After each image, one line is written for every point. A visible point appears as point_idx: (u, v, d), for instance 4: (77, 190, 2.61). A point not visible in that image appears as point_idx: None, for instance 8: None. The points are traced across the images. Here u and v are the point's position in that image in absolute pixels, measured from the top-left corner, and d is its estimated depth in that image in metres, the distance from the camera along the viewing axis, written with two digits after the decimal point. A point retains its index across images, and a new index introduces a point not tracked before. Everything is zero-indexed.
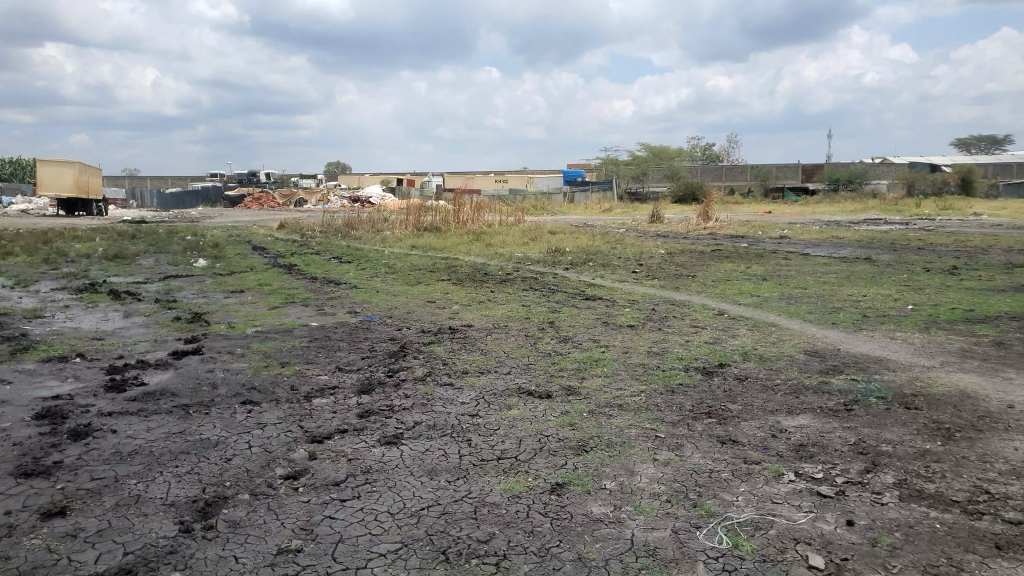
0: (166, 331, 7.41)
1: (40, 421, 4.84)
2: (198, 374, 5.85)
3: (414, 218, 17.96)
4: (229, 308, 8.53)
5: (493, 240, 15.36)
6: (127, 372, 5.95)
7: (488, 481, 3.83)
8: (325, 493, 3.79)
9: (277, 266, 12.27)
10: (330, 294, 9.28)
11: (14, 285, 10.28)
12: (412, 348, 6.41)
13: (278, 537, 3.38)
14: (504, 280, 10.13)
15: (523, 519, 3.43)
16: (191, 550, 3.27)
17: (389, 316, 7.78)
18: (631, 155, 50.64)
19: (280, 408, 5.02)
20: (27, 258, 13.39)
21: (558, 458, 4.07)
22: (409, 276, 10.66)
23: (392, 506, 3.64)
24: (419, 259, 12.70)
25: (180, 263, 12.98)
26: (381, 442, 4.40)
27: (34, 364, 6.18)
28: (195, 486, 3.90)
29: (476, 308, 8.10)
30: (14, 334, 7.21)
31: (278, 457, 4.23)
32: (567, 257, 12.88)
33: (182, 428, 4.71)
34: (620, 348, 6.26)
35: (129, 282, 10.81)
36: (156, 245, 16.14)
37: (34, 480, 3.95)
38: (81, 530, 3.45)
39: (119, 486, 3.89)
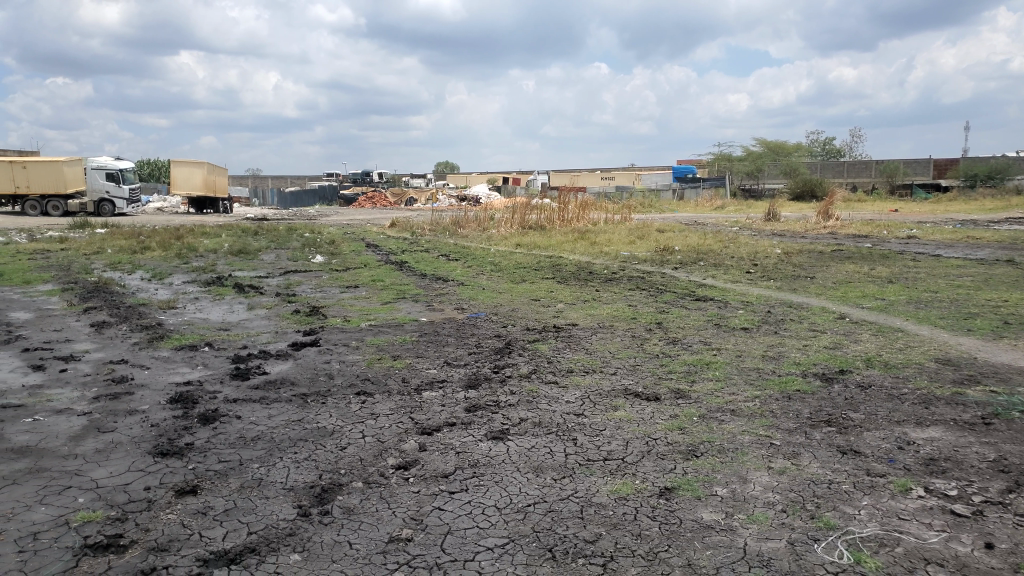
0: (285, 324, 7.77)
1: (174, 404, 5.19)
2: (316, 365, 6.10)
3: (520, 216, 18.00)
4: (344, 302, 8.87)
5: (599, 238, 15.23)
6: (251, 362, 6.28)
7: (594, 481, 3.81)
8: (434, 485, 3.87)
9: (389, 263, 12.66)
10: (437, 291, 9.44)
11: (152, 278, 11.08)
12: (517, 346, 6.44)
13: (390, 525, 3.47)
14: (611, 279, 10.03)
15: (631, 522, 3.38)
16: (309, 533, 3.42)
17: (495, 313, 7.85)
18: (744, 150, 48.97)
19: (391, 400, 5.16)
20: (163, 254, 14.35)
21: (666, 461, 3.99)
22: (516, 274, 10.75)
23: (499, 501, 3.67)
24: (525, 257, 12.78)
25: (298, 259, 13.57)
26: (488, 437, 4.45)
27: (169, 351, 6.63)
28: (313, 472, 4.07)
29: (582, 307, 8.06)
30: (151, 324, 7.76)
31: (389, 447, 4.35)
32: (676, 257, 12.58)
33: (301, 416, 4.93)
34: (733, 352, 6.06)
35: (253, 276, 11.41)
36: (277, 241, 16.93)
37: (169, 459, 4.24)
38: (211, 508, 3.67)
39: (244, 469, 4.12)
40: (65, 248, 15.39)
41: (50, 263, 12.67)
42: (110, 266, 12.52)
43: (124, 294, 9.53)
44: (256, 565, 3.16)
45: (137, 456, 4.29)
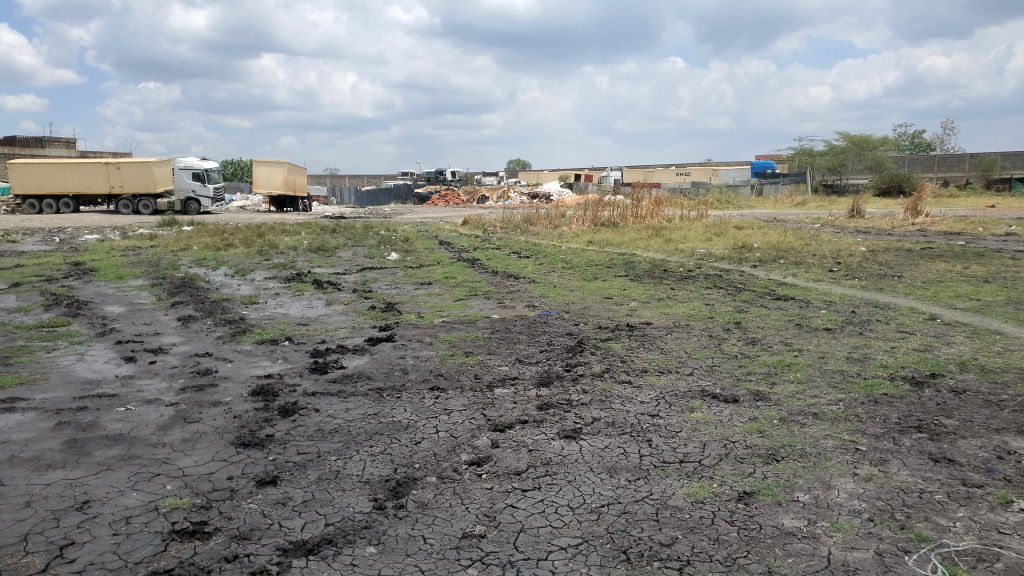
0: (361, 319, 7.92)
1: (255, 396, 5.36)
2: (391, 360, 6.19)
3: (592, 213, 17.90)
4: (418, 299, 8.99)
5: (673, 235, 14.99)
6: (329, 356, 6.43)
7: (670, 484, 3.73)
8: (507, 482, 3.87)
9: (461, 260, 12.77)
10: (510, 288, 9.47)
11: (235, 274, 11.49)
12: (589, 344, 6.39)
13: (463, 521, 3.48)
14: (686, 277, 9.85)
15: (709, 526, 3.30)
16: (384, 526, 3.47)
17: (567, 311, 7.81)
18: (826, 144, 47.32)
19: (464, 395, 5.19)
20: (246, 250, 14.86)
21: (745, 465, 3.88)
22: (589, 271, 10.68)
23: (571, 501, 3.64)
24: (597, 254, 12.69)
25: (374, 256, 13.84)
26: (560, 435, 4.42)
27: (251, 345, 6.85)
28: (388, 466, 4.12)
29: (656, 305, 7.94)
30: (235, 318, 8.04)
31: (462, 443, 4.38)
32: (755, 254, 12.24)
33: (377, 410, 5.01)
34: (815, 353, 5.86)
35: (330, 272, 11.70)
36: (353, 239, 17.31)
37: (251, 450, 4.38)
38: (290, 499, 3.76)
39: (322, 461, 4.21)
40: (155, 244, 16.13)
41: (142, 260, 13.28)
42: (196, 262, 13.04)
43: (210, 289, 9.90)
44: (333, 556, 3.22)
45: (221, 446, 4.44)
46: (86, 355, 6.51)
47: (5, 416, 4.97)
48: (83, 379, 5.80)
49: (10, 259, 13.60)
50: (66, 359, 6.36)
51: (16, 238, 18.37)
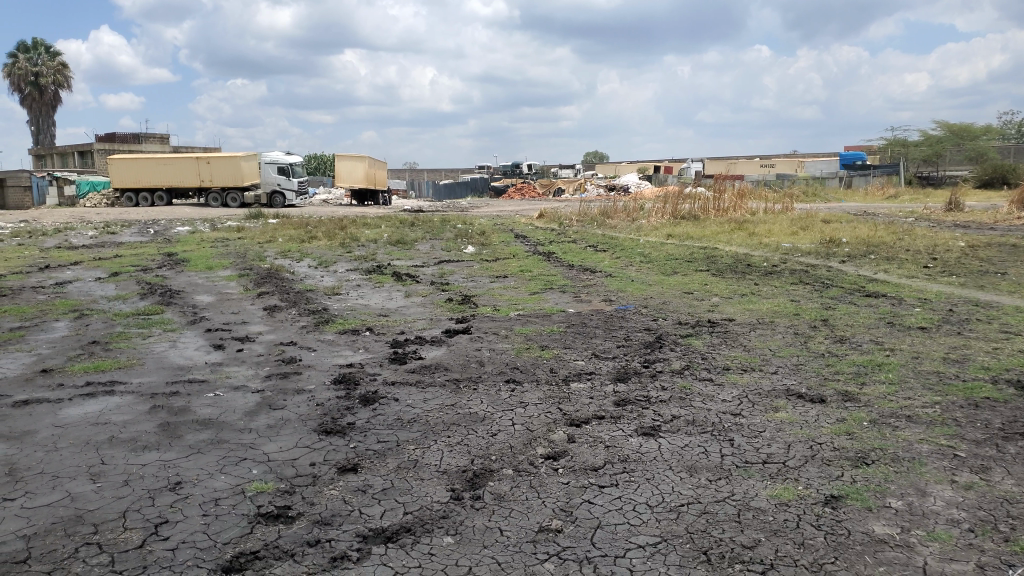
0: (439, 311, 8.01)
1: (337, 385, 5.49)
2: (468, 351, 6.24)
3: (672, 206, 17.59)
4: (494, 292, 9.01)
5: (757, 229, 14.55)
6: (408, 347, 6.51)
7: (753, 485, 3.62)
8: (584, 477, 3.83)
9: (538, 253, 12.75)
10: (587, 282, 9.39)
11: (318, 266, 11.80)
12: (668, 340, 6.26)
13: (540, 515, 3.47)
14: (771, 272, 9.56)
15: (793, 530, 3.18)
16: (462, 517, 3.49)
17: (645, 306, 7.68)
18: (920, 134, 45.08)
19: (540, 389, 5.18)
20: (329, 243, 15.25)
21: (832, 468, 3.73)
22: (668, 265, 10.49)
23: (650, 499, 3.58)
24: (677, 248, 12.46)
25: (451, 249, 13.98)
26: (638, 432, 4.35)
27: (333, 335, 7.02)
28: (464, 456, 4.15)
29: (738, 301, 7.72)
30: (317, 308, 8.26)
31: (538, 437, 4.36)
32: (844, 249, 11.78)
33: (454, 401, 5.05)
34: (908, 353, 5.58)
35: (409, 265, 11.87)
36: (432, 232, 17.56)
37: (333, 437, 4.48)
38: (370, 486, 3.84)
39: (400, 450, 4.27)
40: (243, 236, 16.77)
41: (230, 251, 13.80)
42: (281, 253, 13.46)
43: (293, 280, 10.20)
44: (412, 544, 3.26)
45: (304, 433, 4.56)
46: (178, 342, 6.79)
47: (104, 399, 5.25)
48: (175, 365, 6.06)
49: (109, 249, 14.35)
50: (160, 346, 6.66)
51: (116, 230, 19.35)
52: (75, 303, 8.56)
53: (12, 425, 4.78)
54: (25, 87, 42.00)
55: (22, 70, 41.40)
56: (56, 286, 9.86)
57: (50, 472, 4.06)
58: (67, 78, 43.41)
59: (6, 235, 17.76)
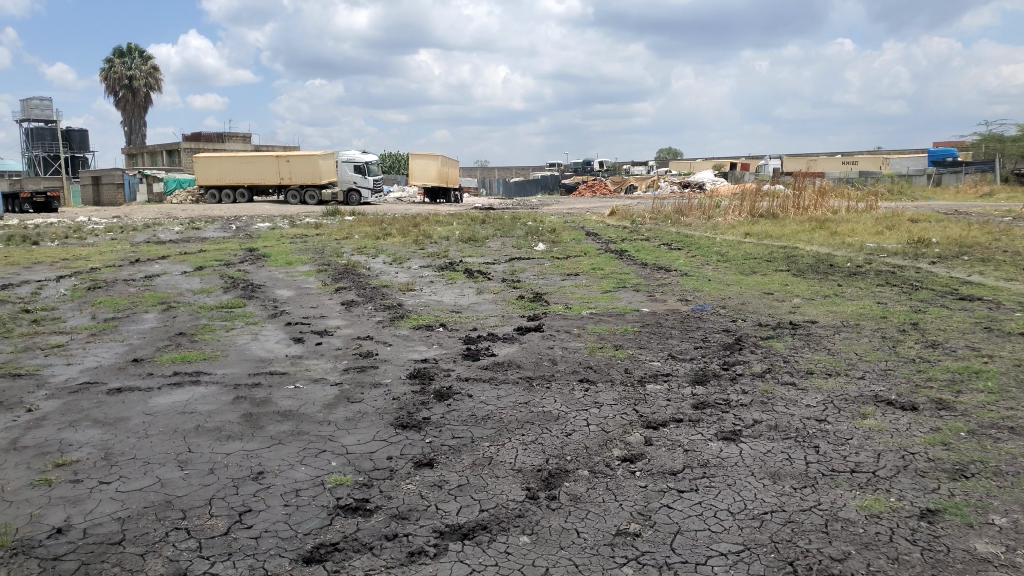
0: (511, 308, 8.00)
1: (413, 379, 5.55)
2: (541, 349, 6.21)
3: (750, 204, 17.18)
4: (567, 290, 8.96)
5: (840, 228, 14.07)
6: (480, 343, 6.53)
7: (841, 495, 3.47)
8: (662, 481, 3.75)
9: (610, 251, 12.63)
10: (661, 281, 9.24)
11: (393, 262, 11.98)
12: (748, 342, 6.09)
13: (617, 518, 3.41)
14: (855, 273, 9.21)
15: (886, 544, 3.03)
16: (537, 517, 3.46)
17: (723, 306, 7.49)
18: (1017, 129, 42.70)
19: (615, 390, 5.10)
20: (403, 239, 15.51)
21: (927, 480, 3.54)
22: (746, 264, 10.23)
23: (732, 505, 3.47)
24: (755, 247, 12.15)
25: (522, 246, 14.00)
26: (718, 437, 4.24)
27: (408, 330, 7.10)
28: (539, 456, 4.12)
29: (821, 302, 7.46)
30: (392, 304, 8.37)
31: (614, 438, 4.29)
32: (934, 250, 11.25)
33: (528, 399, 5.03)
34: (1010, 361, 5.27)
35: (481, 262, 11.94)
36: (503, 229, 17.61)
37: (409, 432, 4.52)
38: (446, 482, 3.85)
39: (475, 446, 4.28)
40: (321, 233, 17.23)
41: (309, 247, 14.16)
42: (357, 249, 13.76)
43: (369, 276, 10.38)
44: (488, 542, 3.25)
45: (381, 427, 4.62)
46: (259, 335, 6.99)
47: (191, 389, 5.44)
48: (257, 357, 6.23)
49: (195, 244, 14.93)
50: (243, 338, 6.87)
51: (201, 225, 20.16)
52: (163, 296, 8.93)
53: (107, 411, 5.00)
54: (119, 89, 44.27)
55: (117, 73, 43.59)
56: (146, 279, 10.31)
57: (141, 458, 4.22)
58: (157, 80, 45.43)
59: (101, 230, 18.70)
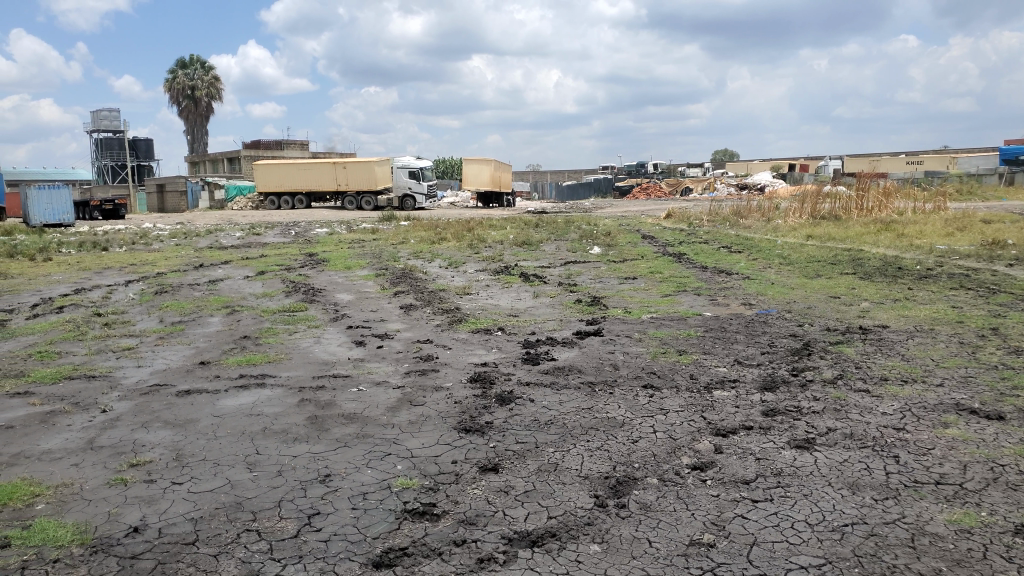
0: (569, 312, 7.95)
1: (474, 383, 5.53)
2: (602, 354, 6.13)
3: (811, 205, 16.78)
4: (625, 293, 8.86)
5: (907, 229, 13.63)
6: (540, 348, 6.49)
7: (926, 508, 3.32)
8: (734, 491, 3.64)
9: (668, 254, 12.46)
10: (722, 285, 9.07)
11: (449, 266, 12.05)
12: (817, 347, 5.91)
13: (690, 528, 3.32)
14: (926, 276, 8.89)
15: (980, 561, 2.88)
16: (607, 525, 3.39)
17: (789, 310, 7.30)
18: None
19: (681, 396, 4.99)
20: (457, 243, 15.61)
21: (1020, 494, 3.37)
22: (810, 267, 9.98)
23: (809, 516, 3.35)
24: (817, 249, 11.87)
25: (577, 249, 13.93)
26: (791, 445, 4.10)
27: (466, 334, 7.10)
28: (606, 462, 4.05)
29: (892, 306, 7.21)
30: (450, 307, 8.39)
31: (682, 446, 4.20)
32: (1010, 251, 10.79)
33: (591, 404, 4.96)
34: None
35: (536, 266, 11.91)
36: (557, 233, 17.57)
37: (472, 436, 4.50)
38: (512, 488, 3.81)
39: (540, 452, 4.23)
40: (377, 238, 17.46)
41: (366, 251, 14.35)
42: (414, 254, 13.87)
43: (426, 280, 10.44)
44: (558, 550, 3.20)
45: (444, 430, 4.61)
46: (322, 338, 7.08)
47: (257, 391, 5.52)
48: (320, 360, 6.30)
49: (256, 249, 15.28)
50: (306, 341, 6.97)
51: (262, 231, 20.60)
52: (227, 300, 9.13)
53: (177, 413, 5.11)
54: (182, 100, 45.74)
55: (180, 84, 45.04)
56: (210, 283, 10.57)
57: (211, 459, 4.29)
58: (219, 90, 46.71)
59: (166, 236, 19.27)
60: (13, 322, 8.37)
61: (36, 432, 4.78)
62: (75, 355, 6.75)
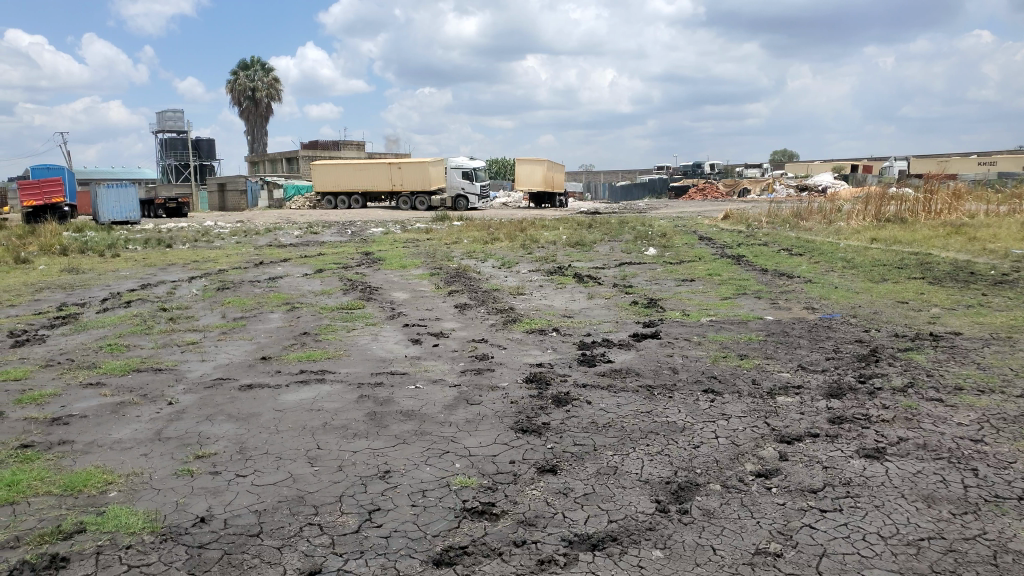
0: (625, 314, 7.86)
1: (529, 384, 5.51)
2: (659, 357, 6.05)
3: (875, 208, 16.28)
4: (683, 296, 8.73)
5: (979, 233, 13.10)
6: (596, 349, 6.44)
7: (1008, 524, 3.17)
8: (801, 499, 3.54)
9: (726, 256, 12.25)
10: (783, 288, 8.85)
11: (503, 266, 12.06)
12: (885, 354, 5.72)
13: (755, 536, 3.24)
14: (1001, 282, 8.53)
15: None
16: (669, 531, 3.33)
17: (854, 315, 7.09)
18: None
19: (743, 402, 4.88)
20: (511, 244, 15.61)
21: None
22: (875, 271, 9.68)
23: (882, 529, 3.23)
24: (883, 253, 11.51)
25: (632, 251, 13.80)
26: (860, 454, 3.97)
27: (521, 334, 7.09)
28: (667, 467, 3.98)
29: (964, 313, 6.93)
30: (505, 307, 8.39)
31: (746, 452, 4.10)
32: None
33: (650, 408, 4.89)
34: None
35: (591, 267, 11.83)
36: (611, 234, 17.45)
37: (529, 436, 4.48)
38: (571, 490, 3.77)
39: (599, 454, 4.18)
40: (431, 237, 17.61)
41: (421, 251, 14.48)
42: (467, 254, 13.94)
43: (480, 280, 10.46)
44: (619, 555, 3.15)
45: (501, 430, 4.60)
46: (379, 335, 7.15)
47: (317, 386, 5.61)
48: (378, 357, 6.36)
49: (314, 248, 15.56)
50: (363, 338, 7.05)
51: (318, 230, 20.95)
52: (287, 297, 9.29)
53: (240, 406, 5.22)
54: (243, 101, 46.90)
55: (242, 85, 46.17)
56: (270, 280, 10.79)
57: (273, 453, 4.36)
58: (278, 91, 47.75)
59: (227, 234, 19.76)
60: (84, 315, 8.68)
61: (106, 422, 4.93)
62: (142, 348, 6.95)
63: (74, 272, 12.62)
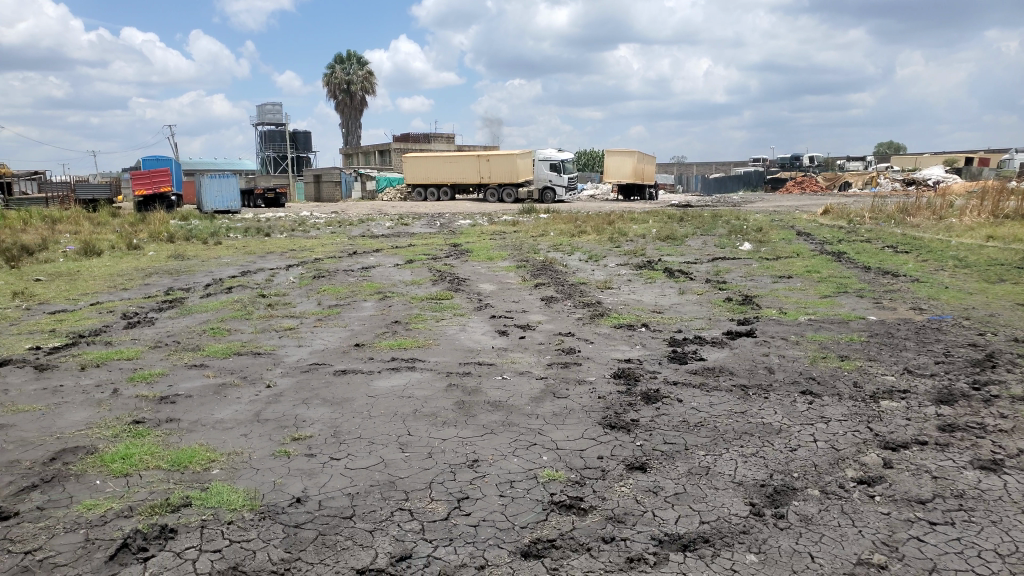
0: (718, 311, 7.65)
1: (617, 379, 5.44)
2: (754, 356, 5.86)
3: (992, 204, 15.28)
4: (779, 293, 8.43)
5: None
6: (687, 346, 6.29)
7: None
8: (908, 510, 3.35)
9: (825, 253, 11.76)
10: (888, 287, 8.42)
11: (591, 259, 11.96)
12: (1003, 360, 5.35)
13: (857, 546, 3.09)
14: None
15: None
16: (765, 535, 3.21)
17: (967, 318, 6.67)
18: None
19: (844, 405, 4.66)
20: (599, 237, 15.48)
21: None
22: (992, 271, 9.08)
23: (999, 546, 3.02)
24: (1000, 252, 10.78)
25: (725, 245, 13.45)
26: (974, 465, 3.73)
27: (610, 328, 7.00)
28: (762, 469, 3.85)
29: None
30: (592, 301, 8.31)
31: (847, 458, 3.92)
32: None
33: (744, 408, 4.73)
34: None
35: (682, 262, 11.59)
36: (703, 228, 17.06)
37: (618, 432, 4.42)
38: (661, 488, 3.69)
39: (690, 454, 4.08)
40: (518, 229, 17.67)
41: (508, 243, 14.55)
42: (555, 246, 13.90)
43: (567, 273, 10.40)
44: (712, 557, 3.06)
45: (589, 425, 4.56)
46: (467, 326, 7.22)
47: (407, 374, 5.71)
48: (466, 347, 6.42)
49: (404, 239, 15.89)
50: (452, 328, 7.13)
51: (409, 221, 21.37)
52: (378, 286, 9.50)
53: (334, 391, 5.36)
54: (339, 95, 48.33)
55: (338, 79, 47.52)
56: (362, 270, 11.07)
57: (366, 437, 4.47)
58: (371, 84, 48.88)
59: (322, 224, 20.41)
60: (190, 299, 9.15)
61: (210, 402, 5.16)
62: (243, 333, 7.25)
63: (180, 258, 13.31)
